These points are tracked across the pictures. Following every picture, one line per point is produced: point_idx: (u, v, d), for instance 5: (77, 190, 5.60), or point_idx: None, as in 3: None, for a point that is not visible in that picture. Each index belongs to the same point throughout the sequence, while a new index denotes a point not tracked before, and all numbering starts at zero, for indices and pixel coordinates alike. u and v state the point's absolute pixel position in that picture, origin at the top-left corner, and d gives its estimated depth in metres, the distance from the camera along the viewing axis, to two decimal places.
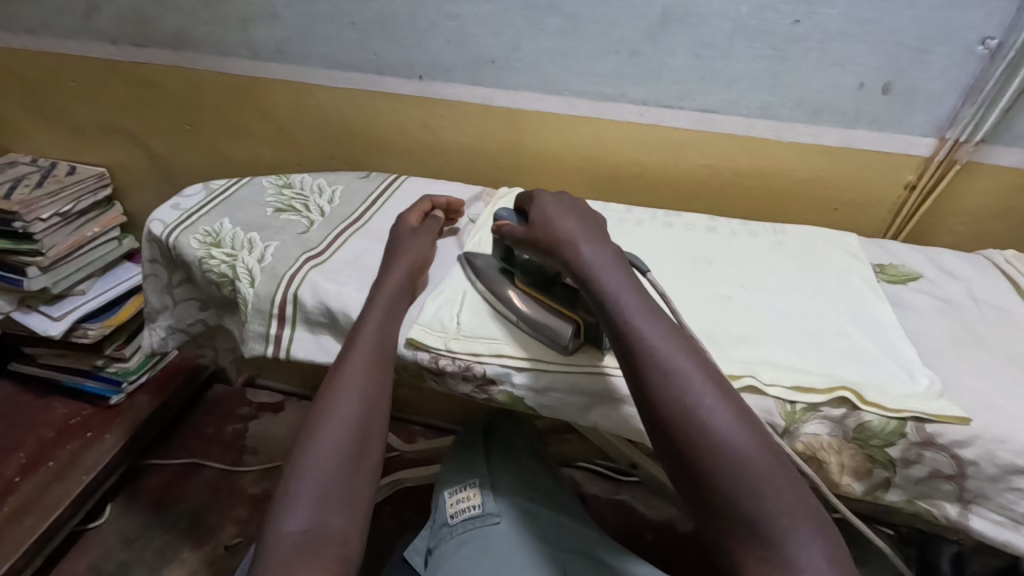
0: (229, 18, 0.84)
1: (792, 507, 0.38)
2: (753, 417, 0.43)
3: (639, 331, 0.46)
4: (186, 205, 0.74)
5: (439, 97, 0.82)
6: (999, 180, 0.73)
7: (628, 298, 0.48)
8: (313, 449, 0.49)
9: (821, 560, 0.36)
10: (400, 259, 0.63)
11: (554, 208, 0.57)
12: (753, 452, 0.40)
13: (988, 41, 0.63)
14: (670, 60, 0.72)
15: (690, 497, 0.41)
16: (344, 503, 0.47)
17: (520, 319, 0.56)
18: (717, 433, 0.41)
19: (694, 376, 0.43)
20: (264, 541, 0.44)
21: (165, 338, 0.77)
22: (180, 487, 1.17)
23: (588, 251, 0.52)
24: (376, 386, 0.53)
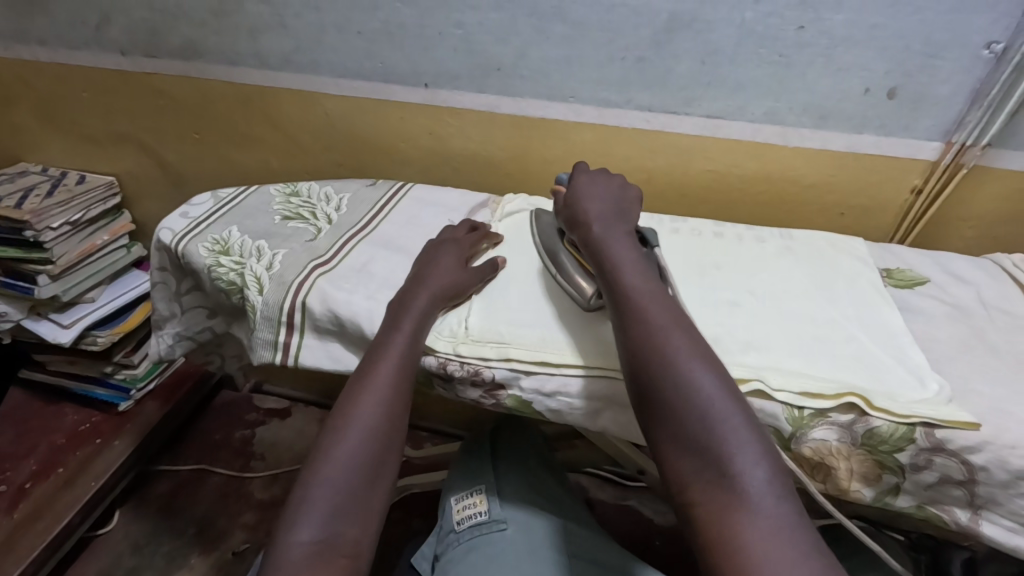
0: (238, 28, 0.85)
1: (739, 434, 0.43)
2: (722, 365, 0.48)
3: (626, 289, 0.52)
4: (195, 213, 0.75)
5: (447, 105, 0.83)
6: (1007, 184, 0.73)
7: (622, 263, 0.55)
8: (332, 450, 0.50)
9: (763, 479, 0.41)
10: (436, 273, 0.61)
11: (584, 186, 0.63)
12: (709, 387, 0.45)
13: (993, 45, 0.63)
14: (676, 67, 0.72)
15: (656, 427, 0.46)
16: (360, 517, 0.47)
17: (558, 275, 0.61)
18: (679, 370, 0.46)
19: (666, 324, 0.49)
20: (276, 549, 0.45)
21: (173, 345, 0.78)
22: (188, 493, 1.17)
23: (597, 226, 0.59)
24: (397, 394, 0.53)
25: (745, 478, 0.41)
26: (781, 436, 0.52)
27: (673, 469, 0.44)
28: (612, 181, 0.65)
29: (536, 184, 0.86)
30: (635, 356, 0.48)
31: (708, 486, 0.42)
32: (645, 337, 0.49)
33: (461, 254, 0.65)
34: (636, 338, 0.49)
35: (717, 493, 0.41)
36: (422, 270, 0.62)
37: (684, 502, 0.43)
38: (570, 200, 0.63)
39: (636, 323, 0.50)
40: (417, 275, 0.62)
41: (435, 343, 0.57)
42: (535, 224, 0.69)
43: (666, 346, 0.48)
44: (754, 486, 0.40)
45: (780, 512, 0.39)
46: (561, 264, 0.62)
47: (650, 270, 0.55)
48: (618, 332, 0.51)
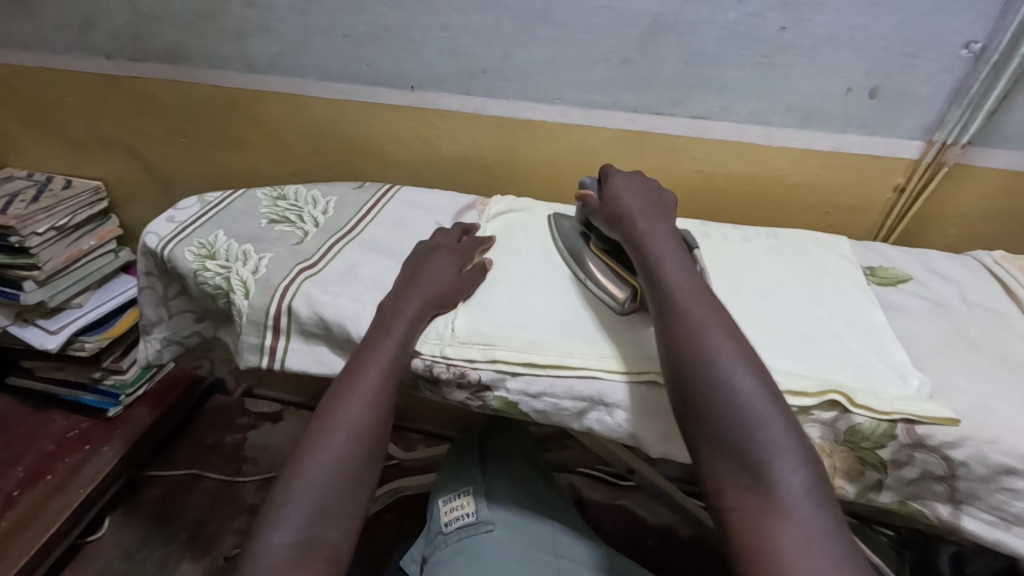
0: (223, 32, 0.84)
1: (779, 439, 0.43)
2: (764, 367, 0.48)
3: (669, 288, 0.52)
4: (181, 217, 0.75)
5: (433, 107, 0.83)
6: (988, 181, 0.74)
7: (665, 262, 0.55)
8: (315, 451, 0.50)
9: (801, 487, 0.41)
10: (423, 280, 0.61)
11: (622, 185, 0.63)
12: (751, 391, 0.45)
13: (972, 44, 0.64)
14: (661, 67, 0.73)
15: (692, 427, 0.46)
16: (339, 519, 0.48)
17: (589, 280, 0.63)
18: (722, 372, 0.46)
19: (709, 324, 0.49)
20: (254, 551, 0.45)
21: (160, 350, 0.77)
22: (180, 499, 1.17)
23: (640, 224, 0.59)
24: (382, 398, 0.53)
25: (782, 485, 0.41)
26: None
27: (709, 469, 0.44)
28: (647, 182, 0.65)
29: (522, 186, 0.87)
30: (675, 356, 0.48)
31: (744, 490, 0.42)
32: (687, 336, 0.49)
33: (454, 256, 0.65)
34: (677, 338, 0.49)
35: (753, 497, 0.41)
36: (414, 273, 0.63)
37: (718, 503, 0.43)
38: (609, 198, 0.63)
39: (678, 322, 0.50)
40: (409, 278, 0.62)
41: (421, 347, 0.57)
42: (553, 231, 0.71)
43: (707, 347, 0.48)
44: (791, 494, 0.40)
45: (816, 521, 0.39)
46: (592, 270, 0.63)
47: (693, 270, 0.55)
48: (659, 331, 0.51)
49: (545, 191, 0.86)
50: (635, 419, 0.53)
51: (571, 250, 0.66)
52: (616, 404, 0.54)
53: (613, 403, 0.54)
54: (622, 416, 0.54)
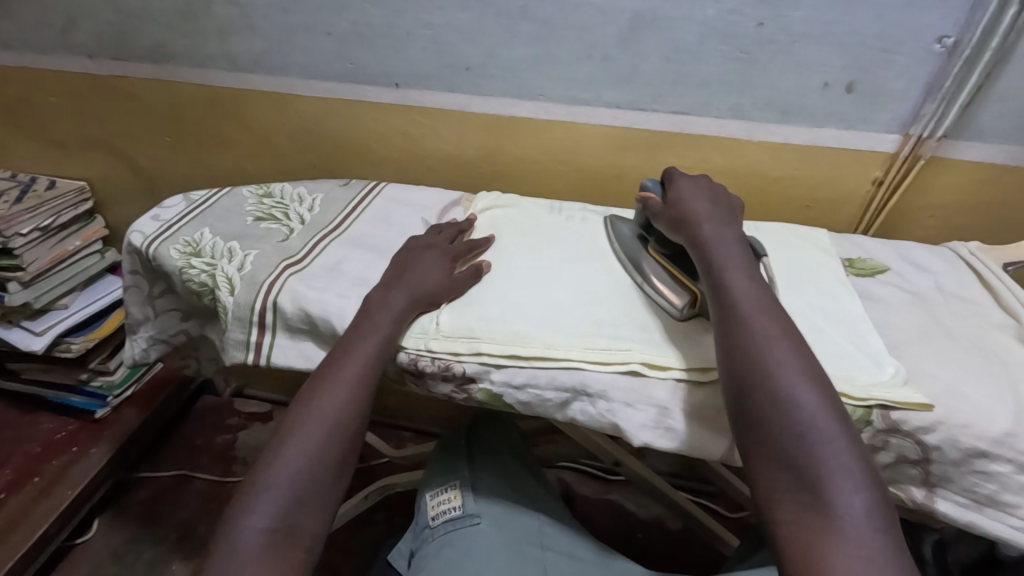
0: (207, 30, 0.84)
1: (840, 458, 0.41)
2: (828, 383, 0.46)
3: (732, 296, 0.51)
4: (166, 216, 0.75)
5: (418, 105, 0.84)
6: (963, 174, 0.75)
7: (730, 270, 0.53)
8: (295, 435, 0.50)
9: (861, 509, 0.39)
10: (409, 276, 0.61)
11: (687, 190, 0.62)
12: (812, 407, 0.43)
13: (945, 39, 0.65)
14: (642, 64, 0.74)
15: (747, 437, 0.44)
16: (317, 507, 0.48)
17: (646, 284, 0.63)
18: (783, 384, 0.45)
19: (773, 336, 0.47)
20: (226, 535, 0.45)
21: (147, 349, 0.78)
22: (170, 500, 1.17)
23: (705, 228, 0.57)
24: (361, 390, 0.53)
25: (841, 505, 0.39)
26: None
27: (762, 482, 0.43)
28: (713, 186, 0.64)
29: (506, 182, 0.87)
30: (732, 364, 0.47)
31: (799, 506, 0.41)
32: (747, 345, 0.47)
33: (444, 256, 0.65)
34: (737, 347, 0.48)
35: (809, 514, 0.40)
36: (402, 269, 0.63)
37: (770, 517, 0.42)
38: (673, 201, 0.62)
39: (738, 331, 0.48)
40: (397, 272, 0.63)
41: (407, 343, 0.58)
42: (612, 232, 0.71)
43: (768, 359, 0.46)
44: (849, 515, 0.39)
45: (875, 545, 0.38)
46: (649, 275, 0.63)
47: (759, 279, 0.53)
48: (719, 339, 0.50)
49: (530, 187, 0.87)
50: (617, 409, 0.54)
51: (629, 252, 0.66)
52: (599, 394, 0.54)
53: (596, 393, 0.54)
54: (605, 406, 0.54)
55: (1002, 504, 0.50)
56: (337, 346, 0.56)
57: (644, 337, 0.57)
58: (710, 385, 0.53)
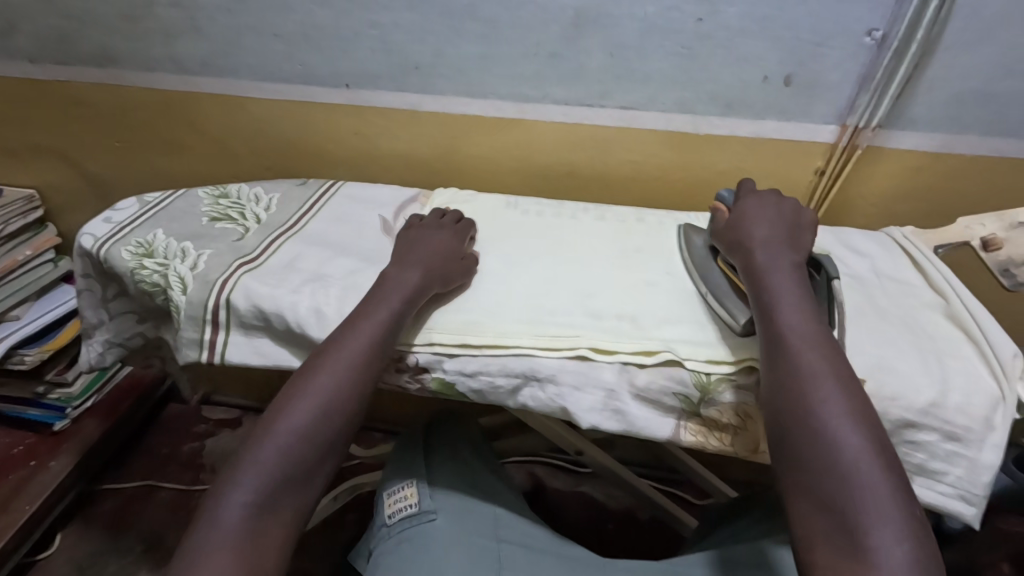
0: (152, 34, 0.84)
1: (882, 506, 0.41)
2: (879, 427, 0.45)
3: (779, 328, 0.51)
4: (119, 218, 0.74)
5: (372, 104, 0.85)
6: (899, 161, 0.79)
7: (783, 300, 0.52)
8: (290, 411, 0.51)
9: (902, 560, 0.39)
10: (416, 261, 0.61)
11: (751, 210, 0.61)
12: (857, 450, 0.43)
13: (874, 32, 0.68)
14: (587, 60, 0.75)
15: (788, 476, 0.45)
16: (302, 485, 0.49)
17: (710, 292, 0.60)
18: (826, 426, 0.45)
19: (818, 374, 0.47)
20: (211, 510, 0.46)
21: (104, 353, 0.77)
22: (136, 511, 1.15)
23: (759, 254, 0.56)
24: (358, 374, 0.53)
25: (882, 555, 0.39)
26: (691, 402, 0.55)
27: (801, 521, 0.43)
28: (780, 204, 0.62)
29: (463, 179, 0.89)
30: (776, 401, 0.48)
31: (836, 551, 0.41)
32: (795, 382, 0.47)
33: (454, 238, 0.66)
34: (783, 383, 0.48)
35: (844, 560, 0.40)
36: (410, 249, 0.64)
37: (806, 557, 0.43)
38: (729, 225, 0.61)
39: (784, 367, 0.48)
40: (405, 253, 0.63)
41: (414, 339, 0.58)
42: (682, 239, 0.69)
43: (814, 399, 0.46)
44: (888, 566, 0.39)
45: None
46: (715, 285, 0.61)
47: (814, 311, 0.52)
48: (765, 373, 0.50)
49: (486, 184, 0.89)
50: (566, 392, 0.55)
51: (697, 260, 0.64)
52: (548, 378, 0.56)
53: (546, 377, 0.56)
54: (553, 391, 0.56)
55: (931, 471, 0.53)
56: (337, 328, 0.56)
57: (591, 323, 0.58)
58: (654, 367, 0.55)
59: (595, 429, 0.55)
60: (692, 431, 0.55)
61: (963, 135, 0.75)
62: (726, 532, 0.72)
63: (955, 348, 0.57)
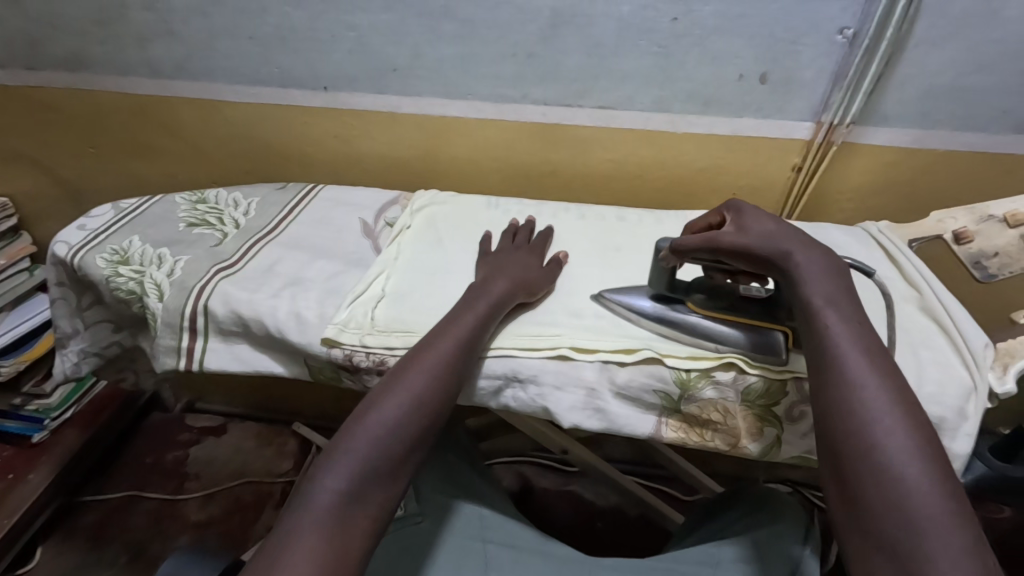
0: (124, 37, 0.83)
1: (952, 554, 0.36)
2: (944, 462, 0.40)
3: (833, 342, 0.46)
4: (94, 225, 0.73)
5: (350, 106, 0.84)
6: (872, 157, 0.80)
7: (832, 311, 0.47)
8: (387, 400, 0.49)
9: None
10: (506, 273, 0.61)
11: (759, 222, 0.54)
12: (923, 488, 0.38)
13: (845, 30, 0.69)
14: (565, 60, 0.76)
15: (846, 508, 0.41)
16: (391, 479, 0.46)
17: (721, 343, 0.55)
18: (886, 459, 0.40)
19: (875, 397, 0.43)
20: (303, 495, 0.44)
21: (79, 362, 0.76)
22: (119, 522, 1.14)
23: (798, 257, 0.51)
24: (446, 374, 0.51)
25: None
26: (671, 399, 0.55)
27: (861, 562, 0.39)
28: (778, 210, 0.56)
29: (445, 180, 0.90)
30: (829, 425, 0.43)
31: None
32: (851, 404, 0.43)
33: (531, 254, 0.65)
34: (837, 405, 0.43)
35: None
36: (498, 263, 0.63)
37: None
38: (741, 232, 0.53)
39: (837, 387, 0.44)
40: (492, 266, 0.62)
41: (399, 342, 0.57)
42: (627, 308, 0.60)
43: (873, 426, 0.41)
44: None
45: None
46: (722, 334, 0.55)
47: (865, 324, 0.47)
48: (815, 394, 0.46)
49: (467, 186, 0.90)
50: (547, 392, 0.56)
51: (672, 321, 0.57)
52: (529, 379, 0.56)
53: (526, 378, 0.56)
54: (535, 391, 0.56)
55: None
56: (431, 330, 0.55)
57: (572, 322, 0.58)
58: (634, 365, 0.55)
59: (576, 428, 0.55)
60: (673, 428, 0.55)
61: (934, 131, 0.76)
62: (711, 528, 0.72)
63: (930, 339, 0.58)
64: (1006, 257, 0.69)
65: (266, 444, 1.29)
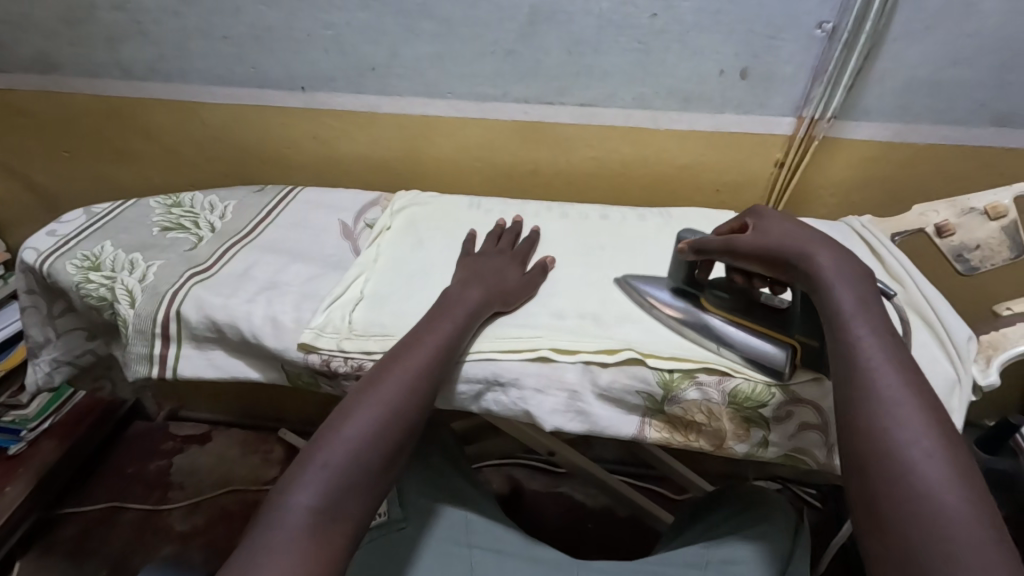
0: (95, 38, 0.81)
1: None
2: (977, 478, 0.37)
3: (858, 350, 0.44)
4: (64, 230, 0.71)
5: (327, 107, 0.83)
6: (855, 151, 0.80)
7: (857, 322, 0.45)
8: (358, 413, 0.47)
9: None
10: (483, 279, 0.60)
11: (779, 223, 0.52)
12: (962, 514, 0.35)
13: (824, 25, 0.68)
14: (544, 58, 0.75)
15: (870, 525, 0.38)
16: (365, 495, 0.45)
17: (720, 345, 0.54)
18: (916, 473, 0.37)
19: (901, 409, 0.40)
20: (272, 511, 0.42)
21: (52, 372, 0.74)
22: (101, 534, 1.12)
23: (822, 258, 0.48)
24: (421, 383, 0.50)
25: None
26: (655, 400, 0.54)
27: None
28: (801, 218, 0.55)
29: (426, 181, 0.89)
30: (854, 444, 0.40)
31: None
32: (881, 422, 0.40)
33: (513, 260, 0.64)
34: (864, 419, 0.41)
35: None
36: (475, 267, 0.62)
37: None
38: (761, 232, 0.52)
39: (861, 397, 0.42)
40: (470, 270, 0.61)
41: (377, 347, 0.56)
42: (642, 295, 0.61)
43: (905, 446, 0.38)
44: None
45: None
46: (723, 334, 0.55)
47: (897, 339, 0.44)
48: (838, 406, 0.43)
49: (448, 186, 0.89)
50: (528, 396, 0.55)
51: (679, 315, 0.57)
52: (510, 383, 0.55)
53: (507, 382, 0.55)
54: (516, 395, 0.55)
55: None
56: (404, 339, 0.54)
57: (554, 324, 0.57)
58: (617, 366, 0.54)
59: (559, 432, 0.55)
60: (657, 428, 0.55)
61: (915, 124, 0.76)
62: (699, 528, 0.72)
63: (916, 333, 0.57)
64: (987, 250, 0.68)
65: (252, 452, 1.27)
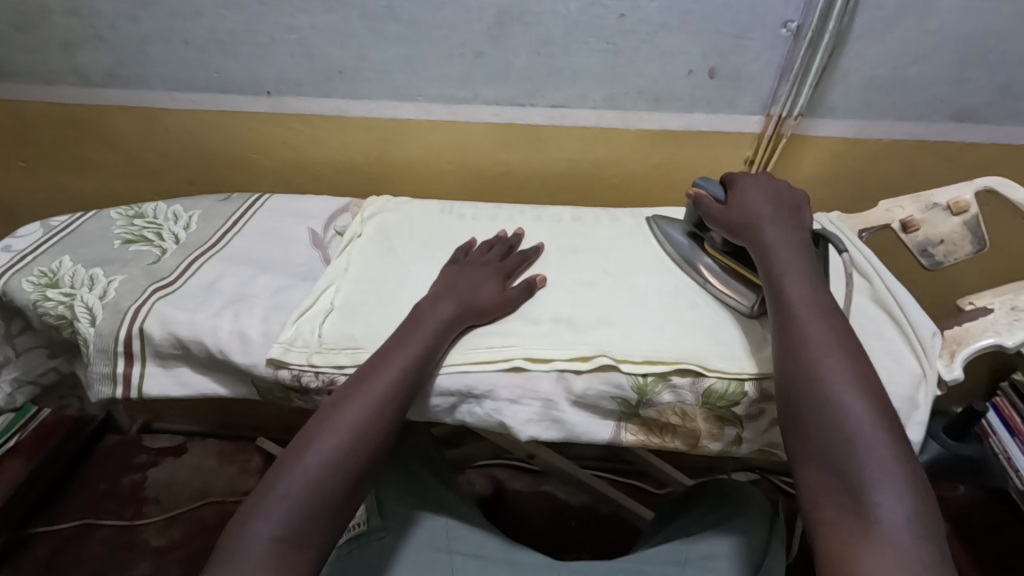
0: (49, 42, 0.78)
1: (884, 463, 0.41)
2: (883, 394, 0.45)
3: (789, 299, 0.51)
4: (20, 245, 0.69)
5: (295, 111, 0.81)
6: (822, 148, 0.81)
7: (789, 273, 0.53)
8: (321, 439, 0.47)
9: (901, 517, 0.39)
10: (457, 291, 0.59)
11: (746, 194, 0.60)
12: (861, 414, 0.43)
13: (788, 24, 0.69)
14: (514, 59, 0.74)
15: (793, 435, 0.45)
16: (332, 522, 0.45)
17: (709, 282, 0.62)
18: (831, 389, 0.44)
19: (824, 342, 0.47)
20: (233, 543, 0.42)
21: (12, 393, 0.72)
22: (74, 553, 1.09)
23: (767, 227, 0.57)
24: (386, 407, 0.50)
25: (881, 511, 0.39)
26: (629, 404, 0.54)
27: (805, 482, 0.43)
28: (775, 184, 0.62)
29: (399, 183, 0.87)
30: (782, 368, 0.48)
31: (838, 507, 0.40)
32: (806, 353, 0.47)
33: (497, 273, 0.62)
34: (791, 352, 0.48)
35: (849, 516, 0.40)
36: (454, 277, 0.61)
37: (810, 517, 0.42)
38: (728, 206, 0.61)
39: (790, 335, 0.49)
40: (447, 282, 0.61)
41: (347, 361, 0.55)
42: (659, 233, 0.70)
43: (818, 366, 0.46)
44: (889, 519, 0.38)
45: (914, 551, 0.37)
46: (713, 274, 0.62)
47: (820, 284, 0.52)
48: (772, 346, 0.50)
49: (420, 189, 0.88)
50: (503, 406, 0.54)
51: (682, 253, 0.66)
52: (483, 394, 0.54)
53: (479, 393, 0.54)
54: (489, 406, 0.55)
55: None
56: (372, 357, 0.53)
57: (528, 330, 0.57)
58: (591, 372, 0.54)
59: (534, 440, 0.54)
60: (633, 432, 0.55)
61: (879, 121, 0.78)
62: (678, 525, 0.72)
63: (882, 330, 0.58)
64: (950, 244, 0.71)
65: (229, 462, 1.24)
